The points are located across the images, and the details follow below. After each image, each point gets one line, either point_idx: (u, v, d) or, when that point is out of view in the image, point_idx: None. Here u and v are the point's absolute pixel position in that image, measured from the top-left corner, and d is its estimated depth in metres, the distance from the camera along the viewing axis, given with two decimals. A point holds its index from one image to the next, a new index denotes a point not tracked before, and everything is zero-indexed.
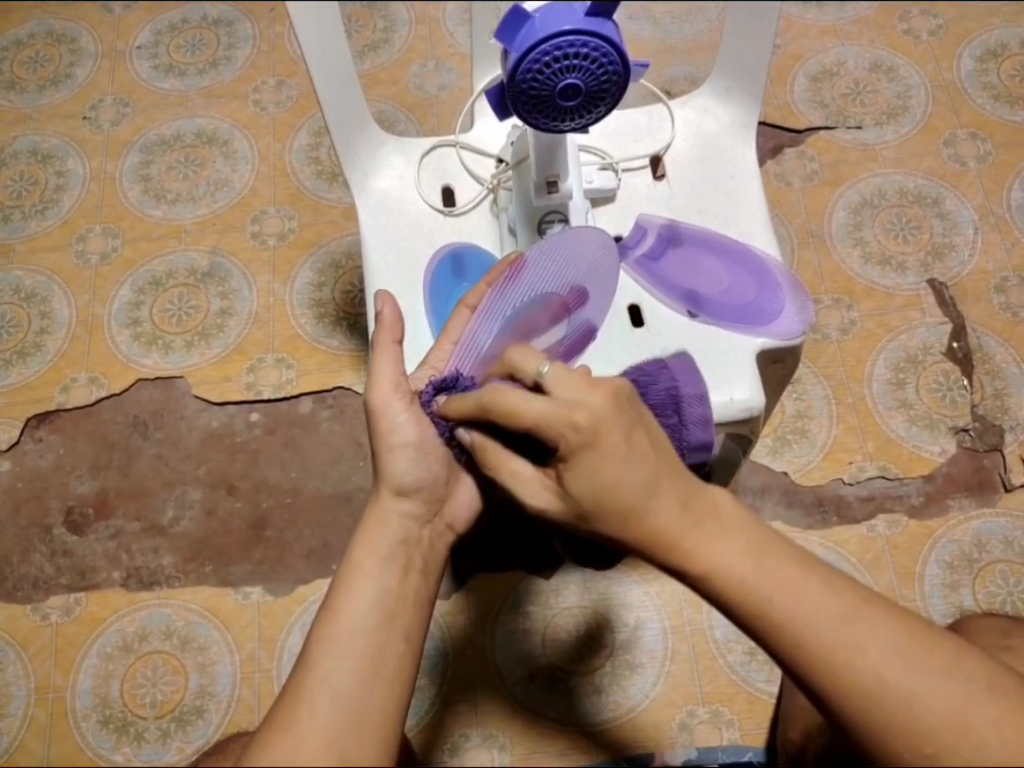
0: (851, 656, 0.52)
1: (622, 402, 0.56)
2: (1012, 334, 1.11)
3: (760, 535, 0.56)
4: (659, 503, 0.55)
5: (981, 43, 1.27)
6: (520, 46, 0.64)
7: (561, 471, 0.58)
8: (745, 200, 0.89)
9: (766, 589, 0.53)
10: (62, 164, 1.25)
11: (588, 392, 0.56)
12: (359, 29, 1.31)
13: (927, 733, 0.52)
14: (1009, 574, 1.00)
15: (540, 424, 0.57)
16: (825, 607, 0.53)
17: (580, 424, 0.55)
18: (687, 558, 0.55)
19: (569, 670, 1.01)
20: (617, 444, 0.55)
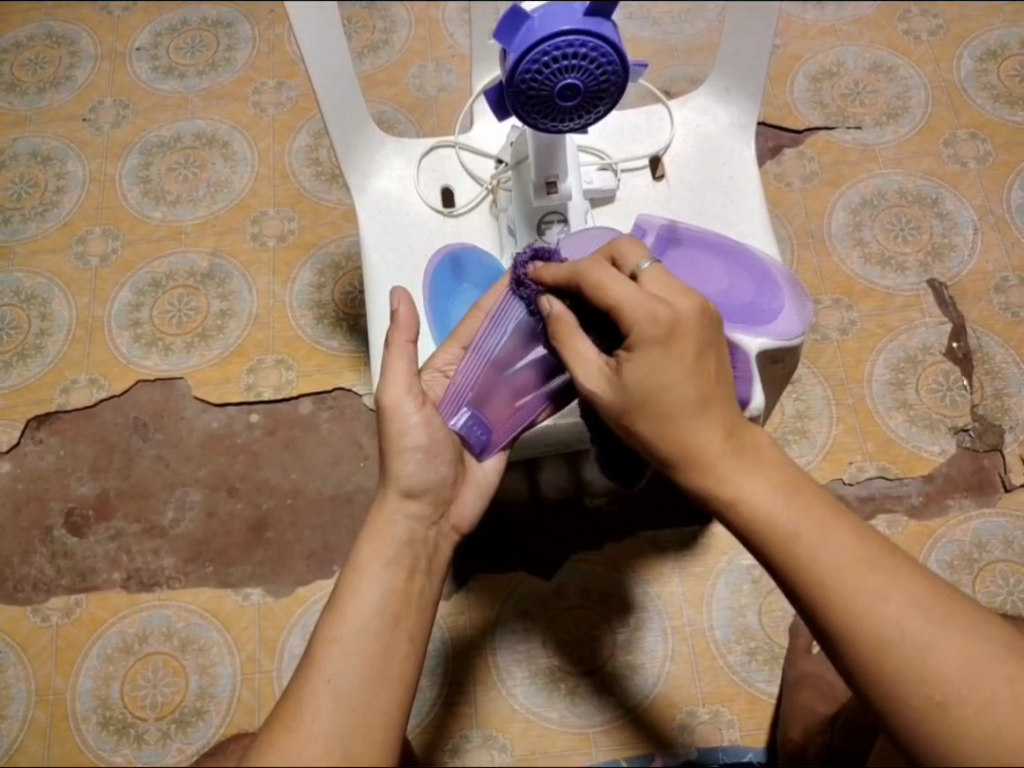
0: (869, 603, 0.53)
1: (708, 317, 0.59)
2: (1012, 334, 1.11)
3: (790, 473, 0.59)
4: (704, 425, 0.58)
5: (980, 43, 1.27)
6: (518, 46, 0.65)
7: (622, 360, 0.60)
8: (744, 200, 0.89)
9: (795, 523, 0.56)
10: (62, 166, 1.25)
11: (677, 299, 0.59)
12: (359, 30, 1.31)
13: (943, 684, 0.52)
14: (1009, 574, 1.01)
15: (621, 308, 0.60)
16: (851, 549, 0.55)
17: (661, 320, 0.58)
18: (724, 483, 0.58)
19: (571, 667, 1.01)
20: (683, 355, 0.58)
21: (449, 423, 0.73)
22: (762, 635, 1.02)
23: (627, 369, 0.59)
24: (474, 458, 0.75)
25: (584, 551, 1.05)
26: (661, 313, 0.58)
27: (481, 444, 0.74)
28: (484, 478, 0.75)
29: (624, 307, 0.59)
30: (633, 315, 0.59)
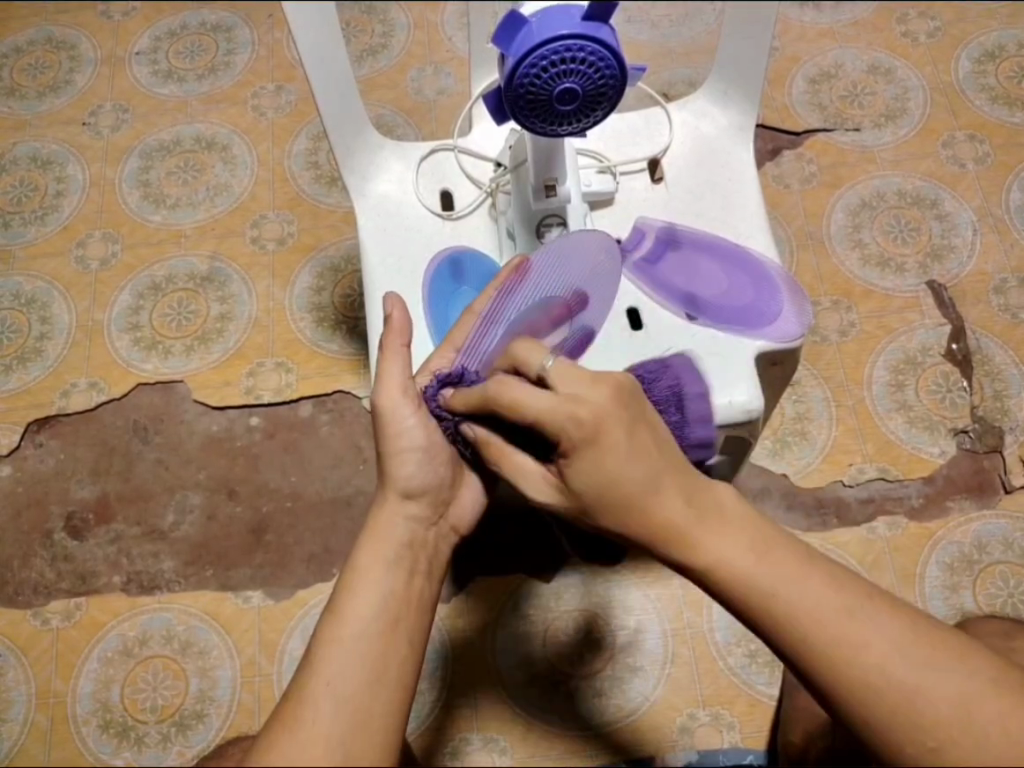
0: (852, 655, 0.53)
1: (627, 398, 0.58)
2: (1012, 336, 1.11)
3: (761, 531, 0.57)
4: (667, 499, 0.57)
5: (978, 45, 1.27)
6: (517, 51, 0.65)
7: (564, 467, 0.59)
8: (743, 201, 0.89)
9: (772, 587, 0.55)
10: (61, 170, 1.25)
11: (590, 391, 0.58)
12: (357, 34, 1.32)
13: (939, 722, 0.52)
14: (1010, 576, 1.00)
15: (541, 416, 0.59)
16: (829, 597, 0.54)
17: (582, 418, 0.57)
18: (695, 551, 0.56)
19: (571, 669, 1.01)
20: (616, 444, 0.57)
21: (448, 427, 0.73)
22: None
23: (571, 475, 0.59)
24: (473, 462, 0.75)
25: (583, 553, 1.05)
26: (581, 414, 0.57)
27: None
28: (482, 479, 0.75)
29: (543, 414, 0.58)
30: (553, 421, 0.58)
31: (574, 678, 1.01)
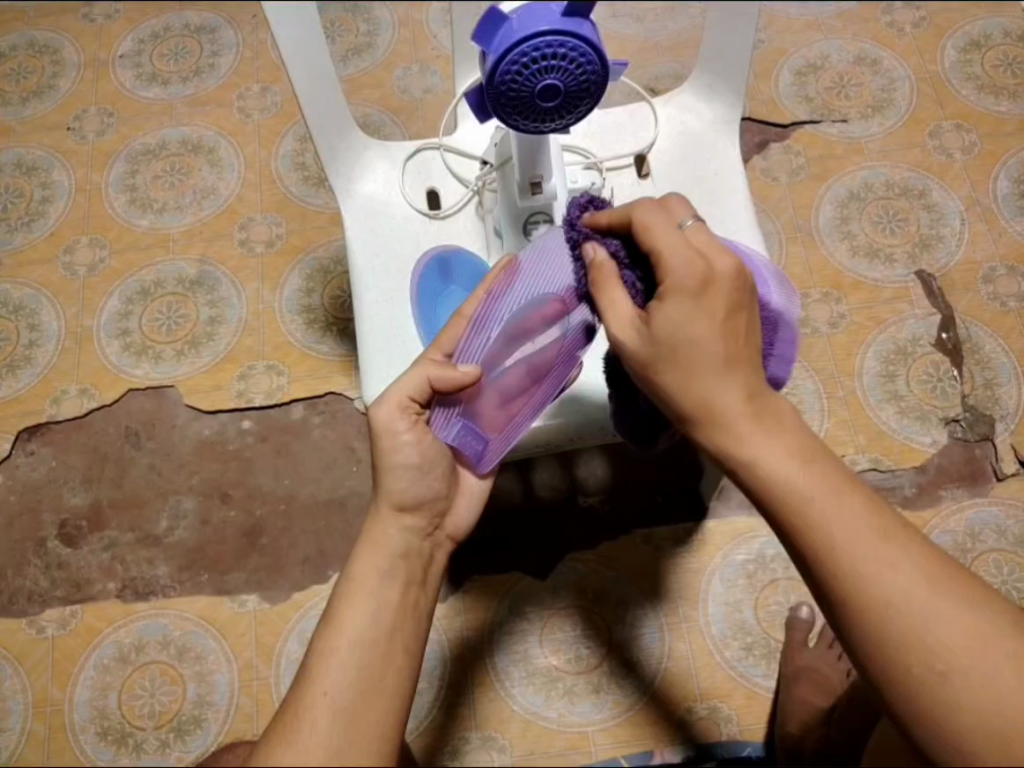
0: (879, 569, 0.54)
1: (744, 277, 0.58)
2: (1001, 324, 1.11)
3: (811, 443, 0.58)
4: (727, 384, 0.57)
5: (963, 34, 1.27)
6: (498, 47, 0.64)
7: (654, 310, 0.58)
8: (731, 198, 0.88)
9: (813, 491, 0.56)
10: (47, 176, 1.25)
11: (717, 255, 0.58)
12: (342, 33, 1.31)
13: (948, 653, 0.53)
14: (1002, 563, 1.01)
15: (661, 254, 0.58)
16: (864, 517, 0.55)
17: (695, 269, 0.57)
18: (739, 442, 0.57)
19: (582, 634, 1.02)
20: (712, 313, 0.57)
21: (444, 439, 0.71)
22: (758, 630, 1.02)
23: (657, 318, 0.58)
24: (467, 465, 0.74)
25: (579, 550, 1.05)
26: (699, 266, 0.57)
27: (476, 454, 0.73)
28: (477, 489, 0.75)
29: (663, 252, 0.58)
30: (673, 262, 0.57)
31: (582, 653, 1.02)
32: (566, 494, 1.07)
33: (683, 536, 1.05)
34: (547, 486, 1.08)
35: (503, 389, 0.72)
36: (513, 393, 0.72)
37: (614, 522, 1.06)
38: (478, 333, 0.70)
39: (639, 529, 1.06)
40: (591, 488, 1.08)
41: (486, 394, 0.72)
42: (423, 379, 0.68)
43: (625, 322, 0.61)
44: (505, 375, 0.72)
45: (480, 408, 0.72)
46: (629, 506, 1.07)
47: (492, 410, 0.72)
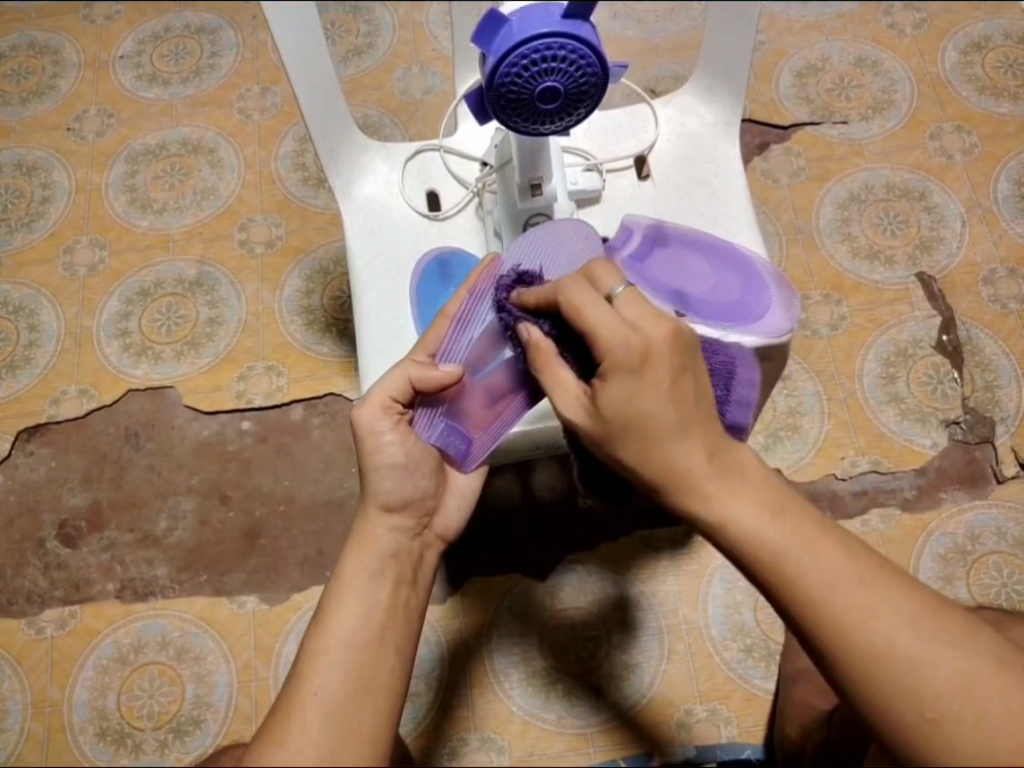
0: (858, 621, 0.52)
1: (681, 342, 0.57)
2: (1002, 326, 1.11)
3: (778, 492, 0.56)
4: (686, 446, 0.56)
5: (964, 36, 1.27)
6: (497, 49, 0.64)
7: (598, 389, 0.58)
8: (730, 199, 0.88)
9: (787, 547, 0.54)
10: (47, 176, 1.25)
11: (649, 325, 0.58)
12: (342, 34, 1.31)
13: (936, 698, 0.52)
14: (1002, 566, 1.01)
15: (596, 333, 0.58)
16: (840, 568, 0.53)
17: (633, 347, 0.56)
18: (710, 505, 0.56)
19: (567, 667, 1.01)
20: (657, 383, 0.56)
21: (428, 439, 0.71)
22: (758, 632, 1.02)
23: (603, 397, 0.57)
24: (455, 466, 0.74)
25: (577, 552, 1.05)
26: (634, 341, 0.56)
27: (461, 454, 0.73)
28: (467, 486, 0.75)
29: (600, 334, 0.58)
30: (608, 340, 0.57)
31: (564, 684, 1.00)
32: (565, 496, 1.07)
33: (682, 537, 1.05)
34: (546, 487, 1.08)
35: (489, 388, 0.72)
36: (499, 395, 0.72)
37: (613, 524, 1.06)
38: (461, 331, 0.71)
39: (638, 530, 1.06)
40: None
41: (472, 392, 0.72)
42: (406, 377, 0.68)
43: (571, 397, 0.61)
44: (492, 375, 0.72)
45: (466, 408, 0.72)
46: (629, 506, 1.07)
47: (479, 410, 0.72)
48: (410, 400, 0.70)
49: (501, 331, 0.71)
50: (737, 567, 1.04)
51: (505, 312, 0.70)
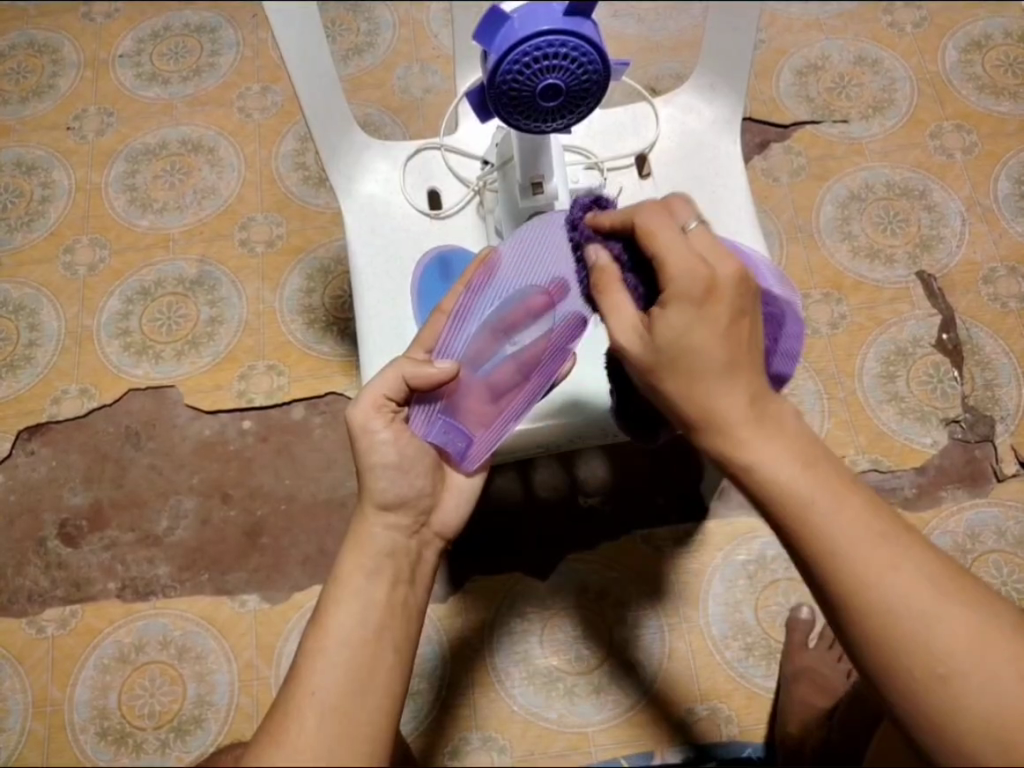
0: (880, 572, 0.54)
1: (746, 284, 0.57)
2: (1002, 325, 1.11)
3: (810, 446, 0.58)
4: (729, 389, 0.57)
5: (964, 34, 1.27)
6: (499, 46, 0.64)
7: (655, 316, 0.58)
8: (731, 196, 0.88)
9: (812, 495, 0.55)
10: (47, 175, 1.25)
11: (719, 259, 0.57)
12: (343, 32, 1.31)
13: (949, 656, 0.53)
14: (1002, 564, 1.01)
15: (664, 261, 0.58)
16: (862, 523, 0.55)
17: (698, 276, 0.56)
18: (737, 449, 0.57)
19: (582, 639, 1.02)
20: (715, 320, 0.56)
21: (425, 437, 0.71)
22: (759, 630, 1.02)
23: (661, 325, 0.57)
24: (454, 465, 0.74)
25: (579, 551, 1.05)
26: (701, 273, 0.56)
27: (460, 452, 0.73)
28: (466, 485, 0.74)
29: (665, 261, 0.58)
30: (676, 269, 0.57)
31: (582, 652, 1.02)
32: (567, 495, 1.07)
33: (683, 535, 1.05)
34: (547, 486, 1.08)
35: (492, 384, 0.72)
36: (504, 390, 0.72)
37: (614, 523, 1.06)
38: (460, 325, 0.71)
39: (640, 529, 1.06)
40: (592, 488, 1.08)
41: (472, 387, 0.72)
42: (399, 377, 0.68)
43: (627, 325, 0.60)
44: (493, 371, 0.72)
45: (466, 403, 0.72)
46: (630, 506, 1.07)
47: (480, 405, 0.73)
48: (404, 398, 0.70)
49: (499, 327, 0.72)
50: (738, 565, 1.04)
51: (504, 307, 0.71)
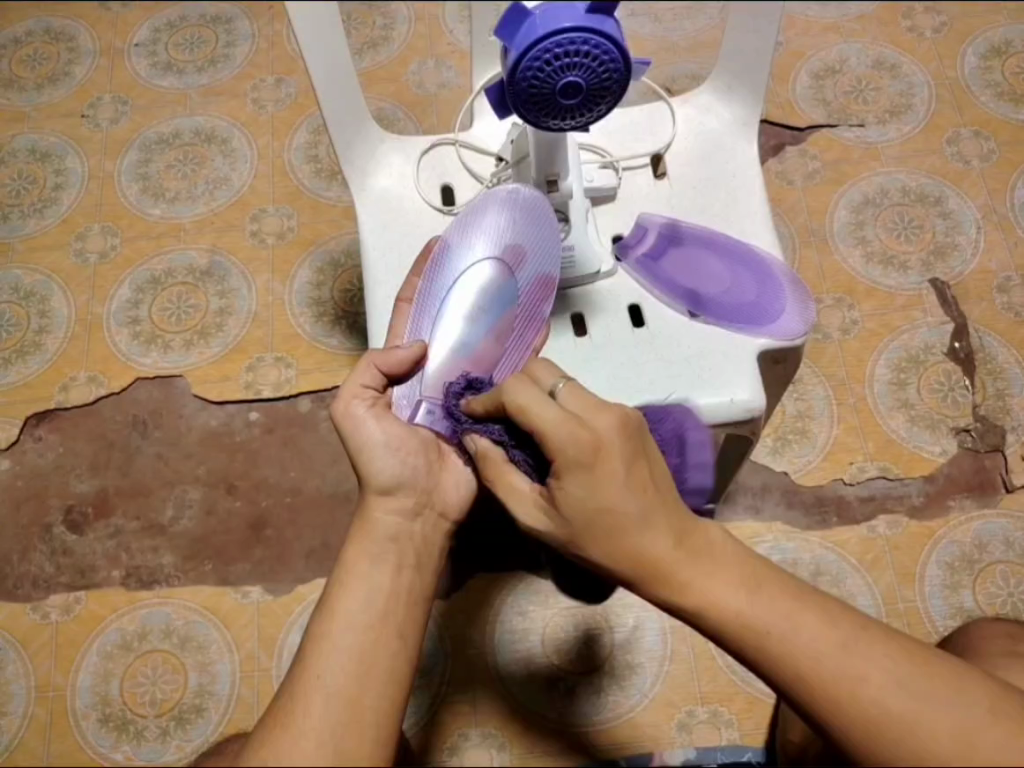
0: (849, 687, 0.52)
1: (630, 428, 0.58)
2: (1014, 334, 1.10)
3: (751, 567, 0.56)
4: (651, 537, 0.56)
5: (984, 41, 1.26)
6: (520, 43, 0.64)
7: (555, 488, 0.58)
8: (747, 198, 0.88)
9: (764, 622, 0.54)
10: (61, 163, 1.25)
11: (598, 414, 0.58)
12: (358, 26, 1.31)
13: (936, 761, 0.51)
14: (1010, 576, 1.00)
15: (544, 429, 0.58)
16: (825, 634, 0.53)
17: (583, 441, 0.57)
18: (681, 591, 0.56)
19: (568, 670, 1.01)
20: (614, 474, 0.56)
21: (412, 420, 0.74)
22: None
23: (561, 498, 0.58)
24: (450, 446, 0.73)
25: None
26: (585, 437, 0.56)
27: (453, 427, 0.73)
28: (466, 467, 0.73)
29: (548, 430, 0.58)
30: (557, 437, 0.57)
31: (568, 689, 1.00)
32: None
33: None
34: None
35: (476, 362, 0.76)
36: (489, 366, 0.77)
37: None
38: (421, 313, 0.77)
39: None
40: None
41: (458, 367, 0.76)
42: (371, 365, 0.70)
43: (592, 373, 0.61)
44: (477, 346, 0.77)
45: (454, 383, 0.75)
46: None
47: (468, 381, 0.76)
48: (384, 385, 0.72)
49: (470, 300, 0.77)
50: None
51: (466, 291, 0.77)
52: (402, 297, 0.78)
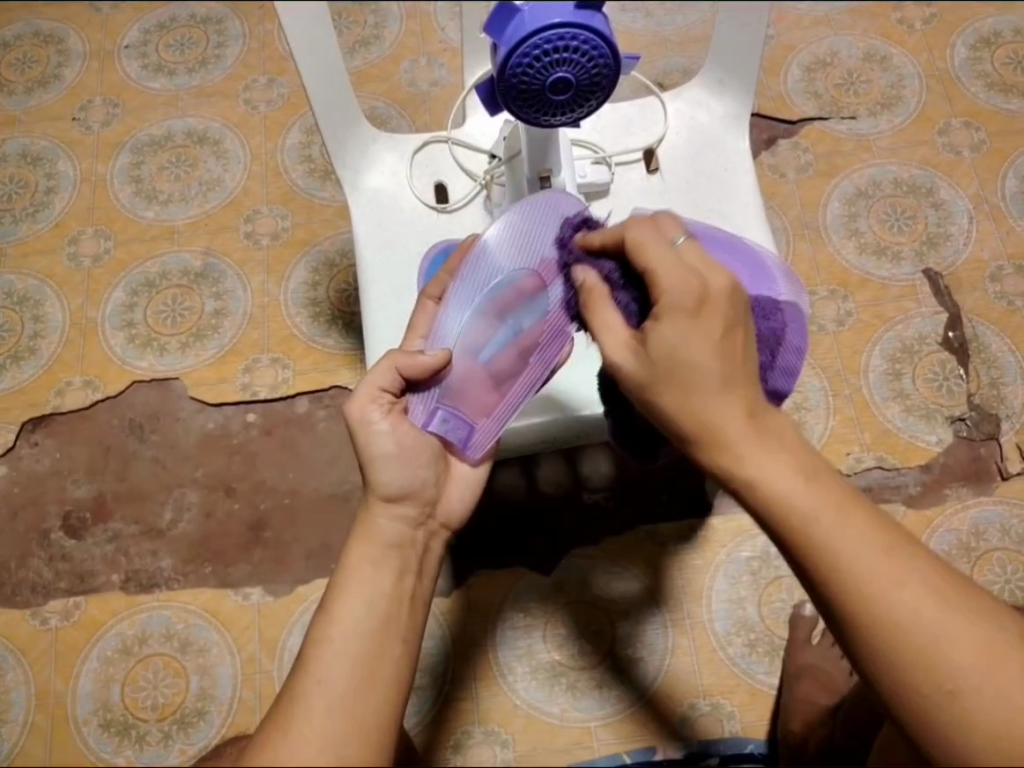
0: (886, 586, 0.54)
1: (738, 297, 0.59)
2: (1008, 322, 1.11)
3: (811, 458, 0.58)
4: (725, 404, 0.58)
5: (973, 31, 1.27)
6: (508, 39, 0.64)
7: (649, 329, 0.60)
8: (739, 191, 0.88)
9: (815, 510, 0.55)
10: (52, 166, 1.24)
11: (711, 273, 0.60)
12: (349, 25, 1.30)
13: (958, 670, 0.53)
14: (1007, 562, 1.01)
15: (654, 272, 0.60)
16: (870, 533, 0.55)
17: (691, 288, 0.59)
18: (742, 462, 0.57)
19: (578, 652, 1.02)
20: (709, 330, 0.58)
21: (424, 428, 0.71)
22: (761, 627, 1.02)
23: (654, 337, 0.59)
24: (457, 455, 0.73)
25: (583, 545, 1.05)
26: (694, 284, 0.59)
27: (462, 440, 0.72)
28: (471, 474, 0.74)
29: (656, 274, 0.60)
30: (668, 281, 0.59)
31: (582, 652, 1.02)
32: (570, 493, 1.07)
33: (688, 532, 1.05)
34: (551, 482, 1.07)
35: (493, 372, 0.72)
36: (505, 378, 0.72)
37: (620, 518, 1.06)
38: (450, 313, 0.72)
39: (644, 524, 1.06)
40: (596, 483, 1.07)
41: (472, 375, 0.72)
42: (391, 369, 0.69)
43: (621, 340, 0.62)
44: (496, 357, 0.72)
45: (466, 392, 0.72)
46: (630, 502, 1.07)
47: (480, 393, 0.72)
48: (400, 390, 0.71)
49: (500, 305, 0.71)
50: (741, 561, 1.04)
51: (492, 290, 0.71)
52: (427, 293, 0.74)
